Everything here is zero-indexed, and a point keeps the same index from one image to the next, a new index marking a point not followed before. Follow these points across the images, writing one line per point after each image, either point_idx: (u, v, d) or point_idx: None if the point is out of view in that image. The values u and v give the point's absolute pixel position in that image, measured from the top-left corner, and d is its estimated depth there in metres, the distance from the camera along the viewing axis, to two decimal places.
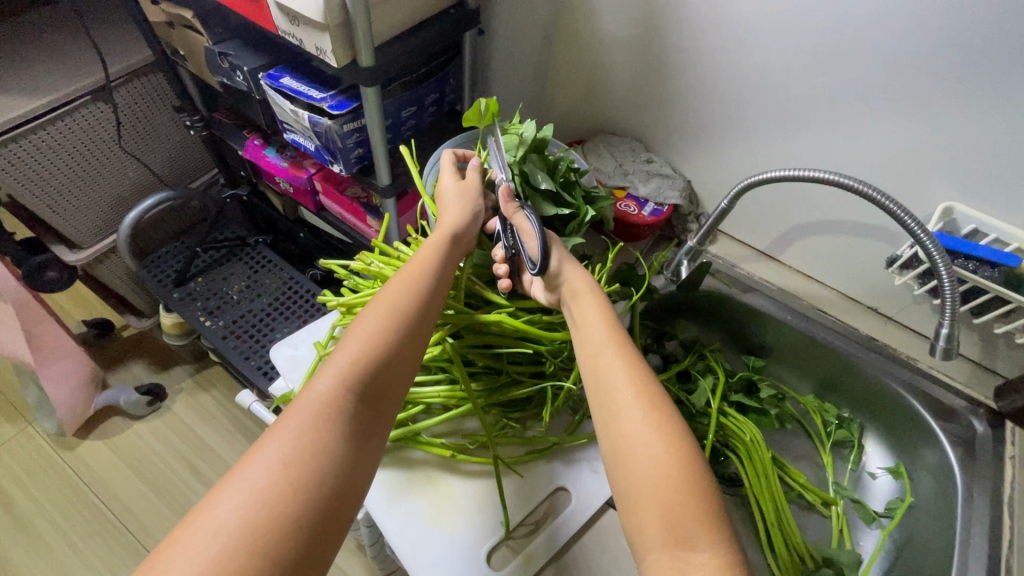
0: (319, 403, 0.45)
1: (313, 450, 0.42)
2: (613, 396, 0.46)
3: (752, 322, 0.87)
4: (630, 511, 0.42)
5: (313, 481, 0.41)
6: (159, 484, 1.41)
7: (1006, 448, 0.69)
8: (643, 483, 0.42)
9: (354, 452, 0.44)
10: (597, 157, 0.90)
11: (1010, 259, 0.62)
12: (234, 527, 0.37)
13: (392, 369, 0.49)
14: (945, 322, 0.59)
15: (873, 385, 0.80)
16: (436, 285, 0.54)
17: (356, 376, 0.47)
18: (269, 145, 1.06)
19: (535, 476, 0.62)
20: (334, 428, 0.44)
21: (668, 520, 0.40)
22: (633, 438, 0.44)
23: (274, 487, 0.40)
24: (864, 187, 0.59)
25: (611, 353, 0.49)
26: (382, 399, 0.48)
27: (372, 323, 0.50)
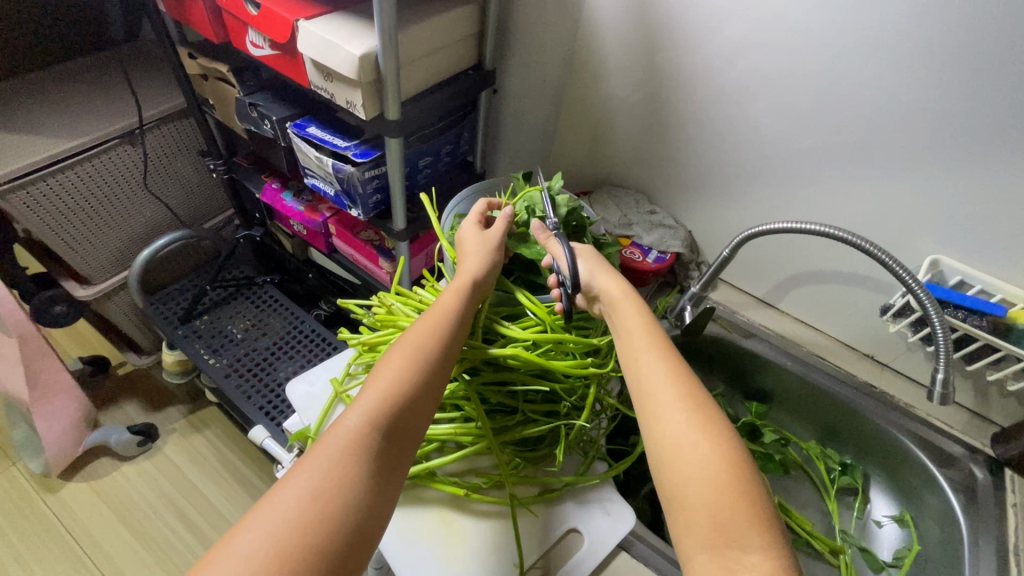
0: (345, 438, 0.46)
1: (338, 484, 0.44)
2: (655, 398, 0.49)
3: (754, 367, 0.89)
4: (676, 514, 0.44)
5: (340, 514, 0.42)
6: (143, 531, 1.36)
7: (1008, 495, 0.72)
8: (688, 484, 0.44)
9: (379, 487, 0.46)
10: (602, 208, 0.92)
11: (996, 308, 0.67)
12: (266, 557, 0.39)
13: (414, 408, 0.50)
14: (940, 367, 0.62)
15: (874, 430, 0.82)
16: (456, 329, 0.56)
17: (379, 414, 0.48)
18: (287, 189, 1.11)
19: (549, 517, 0.62)
20: (359, 463, 0.46)
21: (716, 522, 0.41)
22: (678, 440, 0.46)
23: (301, 519, 0.41)
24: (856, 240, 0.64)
25: (654, 354, 0.51)
26: (404, 435, 0.49)
27: (396, 363, 0.52)
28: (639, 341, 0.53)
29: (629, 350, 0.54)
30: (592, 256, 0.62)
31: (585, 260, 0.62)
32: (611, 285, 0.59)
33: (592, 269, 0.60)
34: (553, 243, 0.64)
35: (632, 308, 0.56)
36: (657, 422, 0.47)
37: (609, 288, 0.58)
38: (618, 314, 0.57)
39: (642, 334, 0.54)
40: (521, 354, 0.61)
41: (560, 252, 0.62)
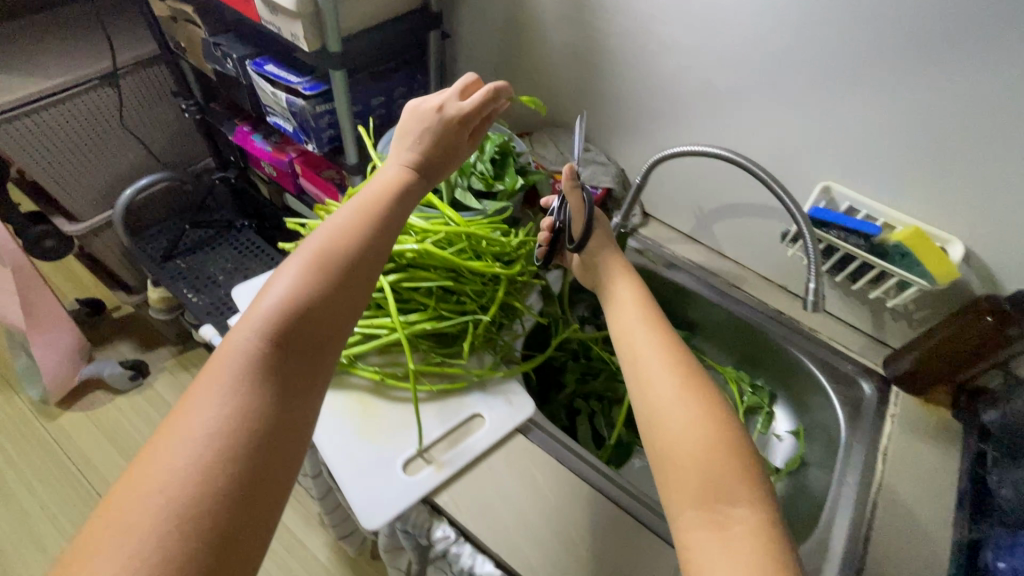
0: (249, 357, 0.44)
1: (251, 402, 0.42)
2: (649, 372, 0.54)
3: (678, 298, 0.96)
4: (666, 473, 0.48)
5: (255, 431, 0.40)
6: (133, 457, 1.49)
7: (888, 407, 0.80)
8: (680, 447, 0.48)
9: (295, 397, 0.44)
10: (540, 145, 0.98)
11: (870, 228, 0.71)
12: (179, 474, 0.36)
13: (321, 312, 0.48)
14: (812, 278, 0.67)
15: (780, 353, 0.88)
16: (374, 236, 0.54)
17: (282, 321, 0.45)
18: (257, 131, 1.18)
19: (456, 402, 0.70)
20: (272, 379, 0.44)
21: (705, 479, 0.46)
22: (669, 407, 0.51)
23: (213, 443, 0.39)
24: (751, 164, 0.70)
25: (649, 336, 0.57)
26: (313, 340, 0.47)
27: (297, 268, 0.48)
28: (634, 322, 0.60)
29: (627, 332, 0.59)
30: (605, 243, 0.70)
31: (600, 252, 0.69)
32: (617, 276, 0.66)
33: (602, 262, 0.68)
34: (575, 200, 0.71)
35: (631, 296, 0.63)
36: (650, 394, 0.53)
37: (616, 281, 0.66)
38: (618, 301, 0.63)
39: (638, 320, 0.60)
40: (434, 254, 0.68)
41: (578, 212, 0.70)
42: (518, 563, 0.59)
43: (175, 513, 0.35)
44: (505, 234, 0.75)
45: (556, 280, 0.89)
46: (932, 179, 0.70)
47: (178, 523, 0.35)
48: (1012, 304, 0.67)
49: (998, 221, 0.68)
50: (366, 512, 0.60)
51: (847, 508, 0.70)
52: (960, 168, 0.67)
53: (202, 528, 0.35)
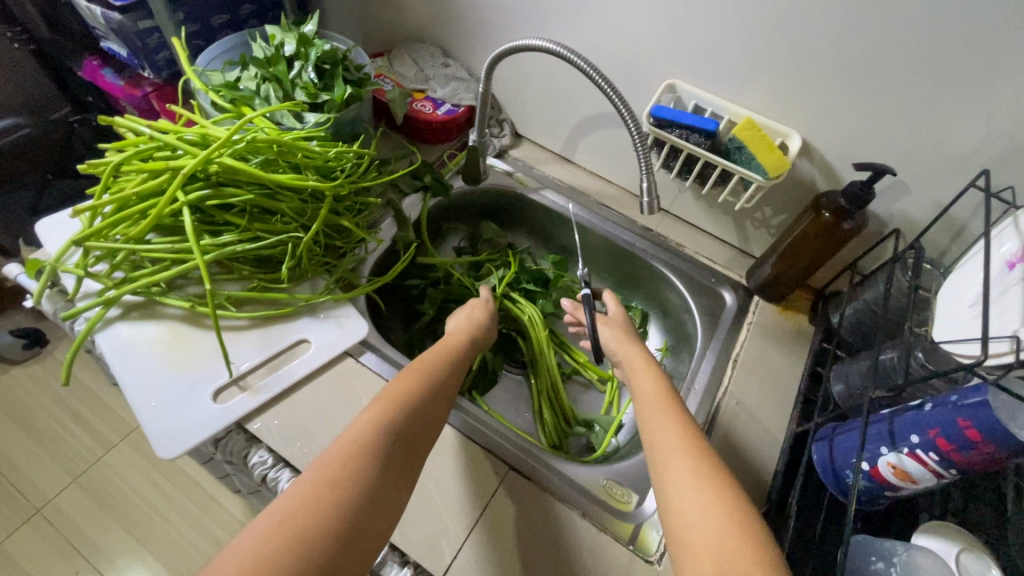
0: (354, 440, 0.46)
1: (331, 487, 0.42)
2: (659, 443, 0.50)
3: (550, 221, 0.91)
4: (681, 560, 0.41)
5: (330, 518, 0.40)
6: (34, 426, 1.44)
7: (747, 315, 0.79)
8: (693, 522, 0.42)
9: (372, 490, 0.44)
10: (399, 63, 0.91)
11: (709, 125, 0.67)
12: (246, 562, 0.36)
13: (419, 421, 0.51)
14: (644, 176, 0.64)
15: (647, 270, 0.86)
16: (447, 369, 0.58)
17: (389, 418, 0.49)
18: (108, 66, 1.06)
19: (280, 328, 0.66)
20: (361, 468, 0.44)
21: (718, 565, 0.39)
22: (681, 480, 0.46)
23: (282, 528, 0.39)
24: (592, 73, 0.64)
25: (663, 411, 0.53)
26: (410, 447, 0.49)
27: (406, 380, 0.54)
28: (649, 389, 0.58)
29: (646, 406, 0.56)
30: (619, 325, 0.70)
31: (613, 325, 0.70)
32: (634, 353, 0.65)
33: (614, 337, 0.68)
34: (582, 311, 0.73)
35: (646, 367, 0.62)
36: (664, 470, 0.47)
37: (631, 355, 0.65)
38: (637, 373, 0.61)
39: (656, 392, 0.57)
40: (234, 166, 0.61)
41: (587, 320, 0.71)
42: None
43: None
44: (329, 147, 0.69)
45: (414, 206, 0.85)
46: (772, 71, 0.66)
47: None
48: (846, 198, 0.65)
49: (834, 112, 0.65)
50: (160, 441, 0.56)
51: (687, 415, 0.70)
52: (796, 56, 0.64)
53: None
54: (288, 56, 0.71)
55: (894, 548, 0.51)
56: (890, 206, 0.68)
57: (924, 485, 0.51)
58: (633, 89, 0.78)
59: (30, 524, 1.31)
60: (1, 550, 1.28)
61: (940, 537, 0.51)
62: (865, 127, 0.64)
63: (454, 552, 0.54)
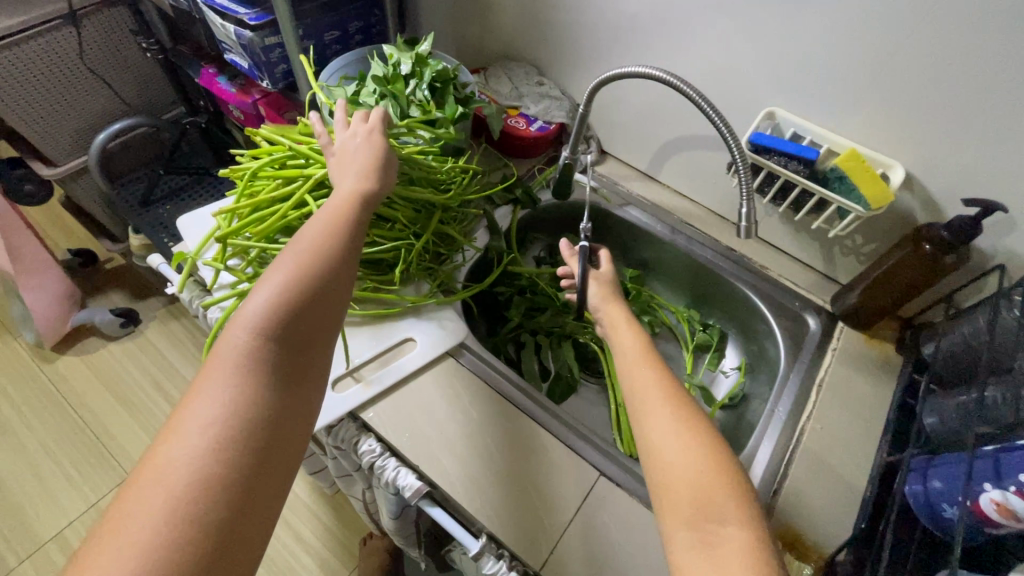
0: (237, 354, 0.44)
1: (237, 405, 0.42)
2: (642, 395, 0.54)
3: (633, 236, 0.94)
4: (659, 494, 0.47)
5: (239, 436, 0.41)
6: (126, 398, 1.57)
7: (832, 341, 0.79)
8: (673, 463, 0.47)
9: (278, 402, 0.44)
10: (494, 80, 0.96)
11: (810, 153, 0.69)
12: (173, 485, 0.38)
13: (310, 314, 0.48)
14: (744, 201, 0.66)
15: (728, 290, 0.88)
16: (349, 242, 0.53)
17: (272, 321, 0.46)
18: (223, 73, 1.16)
19: (389, 327, 0.71)
20: (252, 381, 0.44)
21: (694, 497, 0.45)
22: (660, 430, 0.50)
23: (200, 453, 0.39)
24: (700, 100, 0.67)
25: (645, 365, 0.57)
26: (303, 343, 0.48)
27: (284, 269, 0.49)
28: (631, 344, 0.61)
29: (629, 365, 0.59)
30: (607, 284, 0.72)
31: (600, 287, 0.72)
32: (617, 313, 0.68)
33: (602, 299, 0.70)
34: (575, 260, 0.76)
35: (628, 326, 0.64)
36: (648, 420, 0.52)
37: (612, 317, 0.67)
38: (617, 331, 0.64)
39: (642, 355, 0.59)
40: None
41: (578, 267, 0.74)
42: (437, 474, 0.61)
43: (172, 525, 0.36)
44: (440, 162, 0.75)
45: (505, 217, 0.89)
46: (880, 103, 0.67)
47: (171, 540, 0.36)
48: (950, 232, 0.65)
49: (943, 147, 0.65)
50: None
51: (771, 438, 0.71)
52: (906, 89, 0.64)
53: (200, 537, 0.37)
54: (405, 75, 0.77)
55: None
56: (995, 241, 0.67)
57: None
58: (728, 112, 0.80)
59: (122, 488, 1.44)
60: (95, 509, 1.40)
61: None
62: (976, 163, 0.64)
63: (551, 550, 0.58)
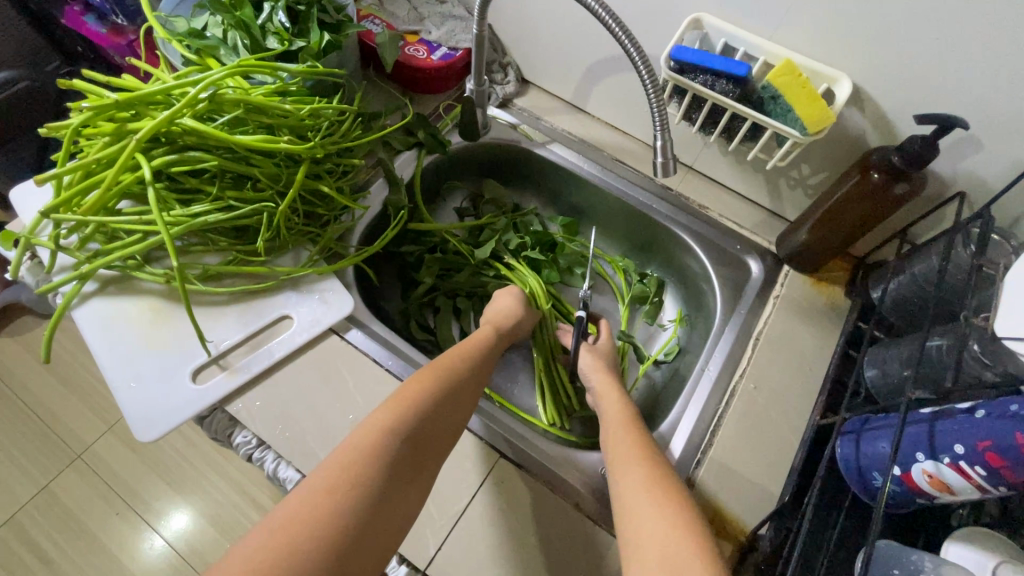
0: (372, 431, 0.45)
1: (356, 479, 0.42)
2: (618, 458, 0.51)
3: (561, 180, 0.83)
4: (629, 561, 0.42)
5: (348, 515, 0.40)
6: (68, 377, 1.51)
7: (774, 288, 0.71)
8: (641, 524, 0.43)
9: (391, 491, 0.43)
10: (390, 1, 0.81)
11: (738, 69, 0.57)
12: (278, 537, 0.37)
13: (442, 418, 0.50)
14: (658, 134, 0.55)
15: (666, 236, 0.78)
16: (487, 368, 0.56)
17: (410, 411, 0.48)
18: (88, 11, 0.99)
19: (262, 304, 0.62)
20: (378, 462, 0.43)
21: (663, 557, 0.40)
22: (632, 489, 0.47)
23: (307, 515, 0.39)
24: (597, 9, 0.53)
25: (622, 426, 0.55)
26: (428, 446, 0.48)
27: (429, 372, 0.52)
28: (610, 407, 0.60)
29: (608, 428, 0.57)
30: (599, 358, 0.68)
31: (592, 357, 0.68)
32: (595, 377, 0.65)
33: (589, 366, 0.67)
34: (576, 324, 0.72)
35: (610, 386, 0.63)
36: (621, 480, 0.48)
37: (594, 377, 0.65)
38: (602, 392, 0.63)
39: (619, 416, 0.57)
40: (197, 128, 0.55)
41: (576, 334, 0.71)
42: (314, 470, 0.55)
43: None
44: (303, 104, 0.62)
45: (409, 165, 0.78)
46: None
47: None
48: (901, 157, 0.55)
49: (894, 51, 0.53)
50: (141, 423, 0.54)
51: (698, 401, 0.64)
52: None
53: None
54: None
55: (920, 565, 0.45)
56: (954, 165, 0.57)
57: (964, 497, 0.44)
58: (653, 22, 0.67)
59: (72, 468, 1.40)
60: (47, 491, 1.37)
61: (971, 544, 0.46)
62: (933, 69, 0.52)
63: (438, 545, 0.52)
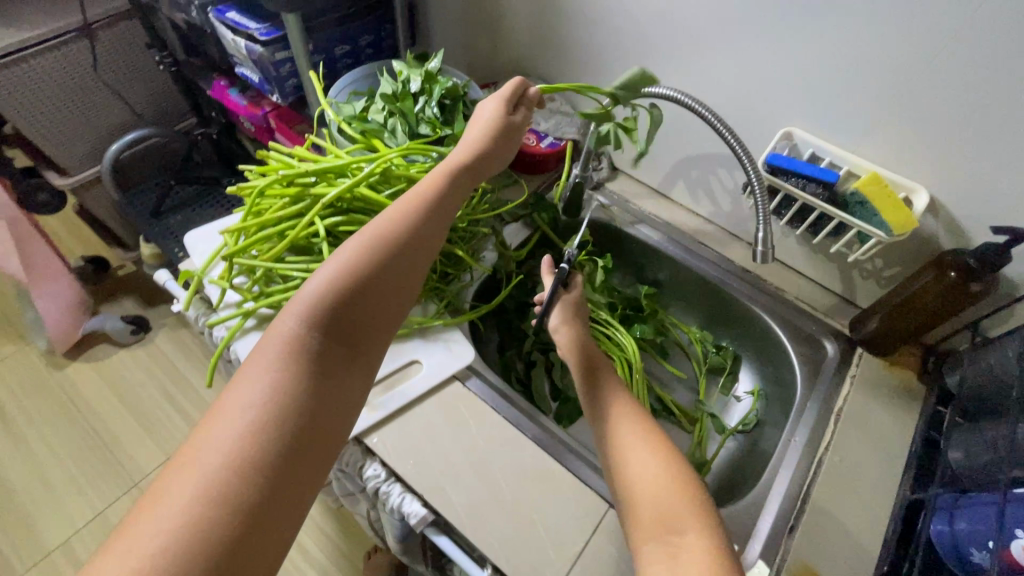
0: (285, 340, 0.46)
1: (280, 388, 0.44)
2: (608, 419, 0.56)
3: (646, 256, 0.92)
4: (629, 516, 0.49)
5: (278, 423, 0.43)
6: (135, 406, 1.57)
7: (850, 368, 0.76)
8: (637, 485, 0.50)
9: (319, 387, 0.46)
10: (506, 95, 0.95)
11: (829, 176, 0.66)
12: (214, 456, 0.40)
13: (363, 302, 0.50)
14: (760, 226, 0.64)
15: (745, 313, 0.85)
16: (418, 242, 0.54)
17: (322, 310, 0.47)
18: (234, 85, 1.17)
19: (396, 348, 0.70)
20: (297, 367, 0.45)
21: (659, 512, 0.47)
22: (627, 450, 0.52)
23: (241, 433, 0.41)
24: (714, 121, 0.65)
25: (608, 384, 0.60)
26: (354, 332, 0.49)
27: (346, 255, 0.50)
28: (596, 368, 0.63)
29: (589, 385, 0.61)
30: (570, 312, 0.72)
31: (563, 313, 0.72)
32: (575, 339, 0.69)
33: (562, 321, 0.71)
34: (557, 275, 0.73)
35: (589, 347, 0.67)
36: (614, 441, 0.54)
37: (570, 338, 0.69)
38: (573, 348, 0.68)
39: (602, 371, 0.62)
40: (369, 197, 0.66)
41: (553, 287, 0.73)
42: (444, 503, 0.60)
43: (195, 505, 0.37)
44: None
45: (516, 234, 0.88)
46: (901, 126, 0.65)
47: (194, 522, 0.37)
48: (977, 258, 0.63)
49: (964, 170, 0.63)
50: None
51: (788, 468, 0.68)
52: (929, 112, 0.62)
53: (235, 504, 0.38)
54: (414, 93, 0.75)
55: None
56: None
57: None
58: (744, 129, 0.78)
59: (129, 496, 1.44)
60: (102, 517, 1.40)
61: None
62: (1002, 188, 0.61)
63: None
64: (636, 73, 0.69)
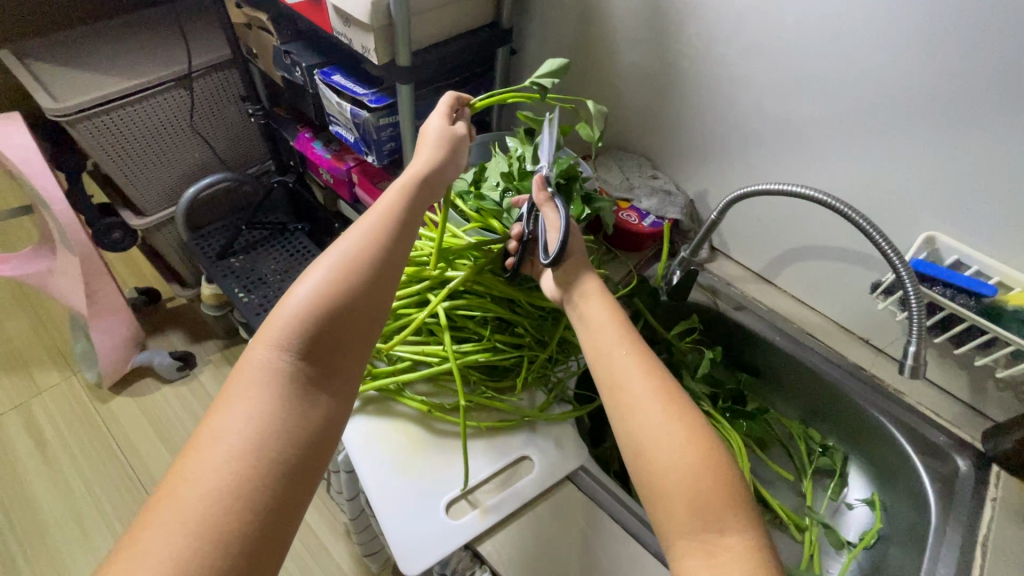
0: (265, 369, 0.48)
1: (265, 414, 0.46)
2: (627, 389, 0.51)
3: (747, 343, 0.88)
4: (656, 505, 0.46)
5: (265, 449, 0.44)
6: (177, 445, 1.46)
7: (989, 490, 0.69)
8: (668, 469, 0.46)
9: (304, 410, 0.48)
10: (606, 170, 0.95)
11: (983, 288, 0.64)
12: (203, 488, 0.41)
13: (341, 325, 0.51)
14: (912, 340, 0.60)
15: (861, 414, 0.80)
16: (393, 258, 0.55)
17: (297, 335, 0.49)
18: (318, 138, 1.18)
19: (505, 442, 0.66)
20: (279, 392, 0.47)
21: (693, 503, 0.44)
22: (653, 428, 0.48)
23: (229, 463, 0.42)
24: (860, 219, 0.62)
25: (625, 347, 0.54)
26: (332, 354, 0.51)
27: (320, 278, 0.51)
28: (608, 332, 0.56)
29: (600, 352, 0.55)
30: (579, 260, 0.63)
31: (593, 292, 0.60)
32: (597, 312, 0.58)
33: (585, 298, 0.60)
34: (546, 211, 0.62)
35: (602, 306, 0.58)
36: (636, 418, 0.49)
37: (586, 306, 0.59)
38: (587, 312, 0.59)
39: (617, 331, 0.56)
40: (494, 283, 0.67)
41: (554, 222, 0.61)
42: None
43: (200, 528, 0.39)
44: None
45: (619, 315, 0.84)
46: None
47: (198, 551, 0.38)
48: None
49: None
50: (406, 558, 0.56)
51: None
52: None
53: (230, 534, 0.40)
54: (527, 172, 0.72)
55: None
56: None
57: None
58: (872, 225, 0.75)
59: None
60: None
61: None
62: None
63: None
64: (559, 66, 0.63)
